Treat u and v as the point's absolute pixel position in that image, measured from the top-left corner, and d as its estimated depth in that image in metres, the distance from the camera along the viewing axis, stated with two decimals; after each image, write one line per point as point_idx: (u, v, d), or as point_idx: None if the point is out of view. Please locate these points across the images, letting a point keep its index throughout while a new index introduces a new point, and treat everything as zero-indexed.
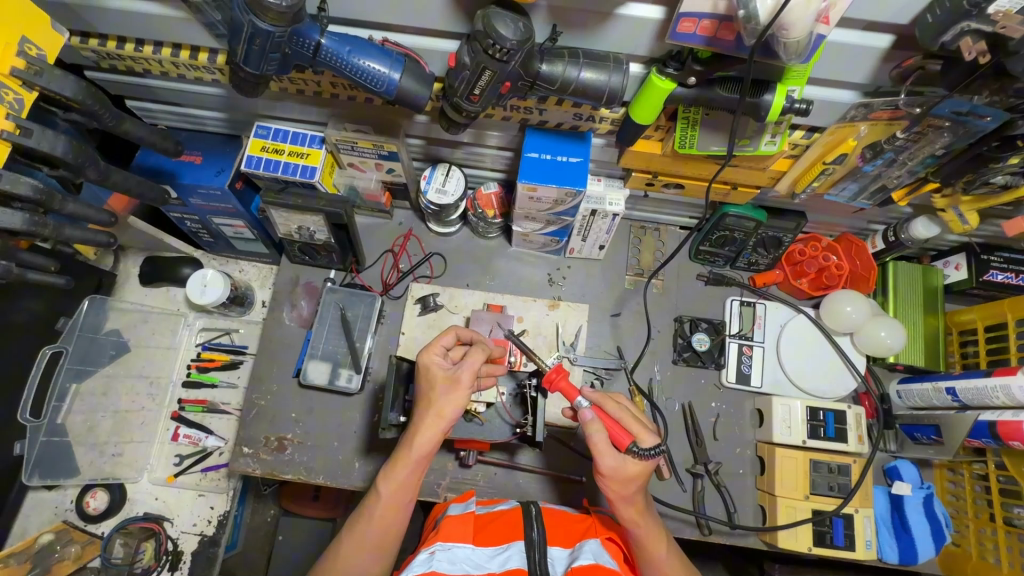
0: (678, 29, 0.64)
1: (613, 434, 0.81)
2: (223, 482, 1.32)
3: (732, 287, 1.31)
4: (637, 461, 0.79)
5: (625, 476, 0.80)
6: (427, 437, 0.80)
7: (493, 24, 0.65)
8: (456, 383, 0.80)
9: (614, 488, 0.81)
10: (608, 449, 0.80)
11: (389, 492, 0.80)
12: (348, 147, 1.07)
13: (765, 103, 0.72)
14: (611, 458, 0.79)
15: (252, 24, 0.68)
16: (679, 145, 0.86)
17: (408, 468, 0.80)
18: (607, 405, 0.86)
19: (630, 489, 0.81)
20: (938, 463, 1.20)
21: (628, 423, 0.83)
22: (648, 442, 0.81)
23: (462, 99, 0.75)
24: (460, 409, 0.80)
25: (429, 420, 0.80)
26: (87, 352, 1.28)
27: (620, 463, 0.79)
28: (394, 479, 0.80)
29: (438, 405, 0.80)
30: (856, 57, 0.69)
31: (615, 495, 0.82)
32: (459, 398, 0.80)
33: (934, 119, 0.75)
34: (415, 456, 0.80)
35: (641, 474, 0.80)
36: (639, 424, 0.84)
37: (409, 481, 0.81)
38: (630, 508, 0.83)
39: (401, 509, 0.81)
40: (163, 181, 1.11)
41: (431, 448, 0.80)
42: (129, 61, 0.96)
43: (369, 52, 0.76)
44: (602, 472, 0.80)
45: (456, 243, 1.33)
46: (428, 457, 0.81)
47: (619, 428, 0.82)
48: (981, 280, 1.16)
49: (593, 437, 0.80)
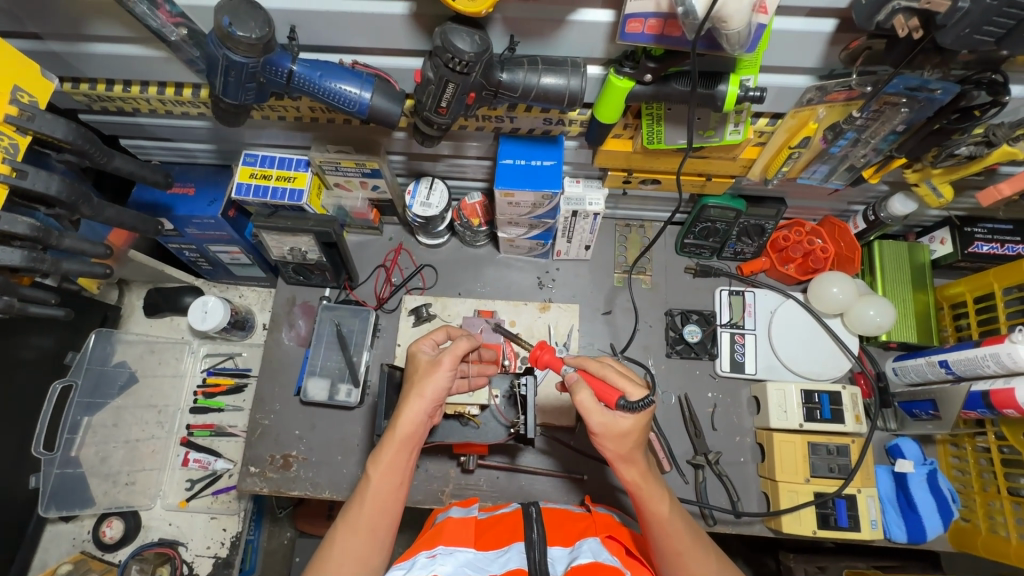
0: (627, 30, 0.67)
1: (601, 393, 0.82)
2: (233, 504, 1.35)
3: (720, 277, 1.32)
4: (628, 415, 0.79)
5: (617, 432, 0.80)
6: (411, 418, 0.81)
7: (449, 39, 0.69)
8: (436, 364, 0.82)
9: (610, 447, 0.81)
10: (596, 408, 0.80)
11: (380, 475, 0.80)
12: (333, 168, 1.10)
13: (720, 94, 0.74)
14: (599, 417, 0.80)
15: (226, 57, 0.73)
16: (647, 141, 0.89)
17: (395, 450, 0.81)
18: (590, 365, 0.87)
19: (625, 446, 0.81)
20: (940, 438, 1.19)
21: (613, 379, 0.84)
22: (636, 394, 0.80)
23: (430, 113, 0.79)
24: (442, 389, 0.82)
25: (413, 401, 0.81)
26: (98, 385, 1.30)
27: (610, 419, 0.79)
28: (383, 462, 0.80)
29: (421, 385, 0.81)
30: (803, 42, 0.71)
31: (613, 453, 0.82)
32: (441, 378, 0.81)
33: (890, 96, 0.77)
34: (401, 438, 0.81)
35: (634, 429, 0.79)
36: (625, 379, 0.83)
37: (398, 463, 0.81)
38: (631, 468, 0.82)
39: (394, 493, 0.80)
40: (159, 214, 1.16)
41: (415, 429, 0.81)
42: (119, 101, 1.01)
43: (341, 75, 0.80)
44: (594, 432, 0.81)
45: (445, 253, 1.36)
46: (415, 439, 0.82)
47: (606, 386, 0.83)
48: (967, 253, 1.17)
49: (580, 399, 0.80)
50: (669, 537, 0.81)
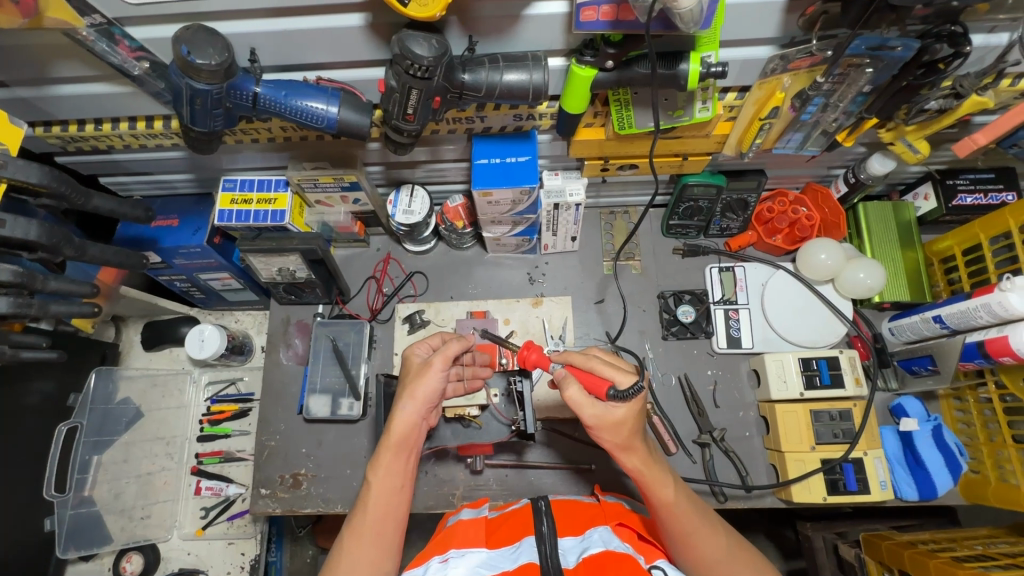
0: (582, 19, 0.68)
1: (590, 385, 0.82)
2: (249, 528, 1.38)
3: (709, 255, 1.32)
4: (620, 404, 0.79)
5: (613, 421, 0.80)
6: (405, 420, 0.81)
7: (408, 47, 0.69)
8: (428, 366, 0.83)
9: (608, 437, 0.82)
10: (586, 401, 0.82)
11: (379, 481, 0.80)
12: (312, 185, 1.11)
13: (683, 73, 0.74)
14: (592, 408, 0.81)
15: (190, 86, 0.74)
16: (618, 127, 0.89)
17: (392, 454, 0.81)
18: (576, 359, 0.86)
19: (622, 435, 0.81)
20: (943, 393, 1.19)
21: (601, 370, 0.83)
22: (625, 382, 0.80)
23: (398, 121, 0.79)
24: (434, 390, 0.82)
25: (405, 403, 0.82)
26: (103, 424, 1.32)
27: (603, 410, 0.81)
28: (381, 466, 0.81)
29: (411, 387, 0.82)
30: (759, 12, 0.71)
31: (611, 443, 0.83)
32: (432, 379, 0.82)
33: (853, 58, 0.77)
34: (396, 442, 0.82)
35: (629, 417, 0.80)
36: (613, 368, 0.83)
37: (397, 466, 0.81)
38: (632, 456, 0.83)
39: (396, 496, 0.81)
40: (146, 248, 1.17)
41: (410, 430, 0.82)
42: (93, 140, 1.01)
43: (307, 93, 0.80)
44: (590, 424, 0.82)
45: (434, 258, 1.36)
46: (412, 441, 0.83)
47: (594, 378, 0.82)
48: (951, 206, 1.17)
49: (570, 394, 0.83)
50: (676, 519, 0.81)
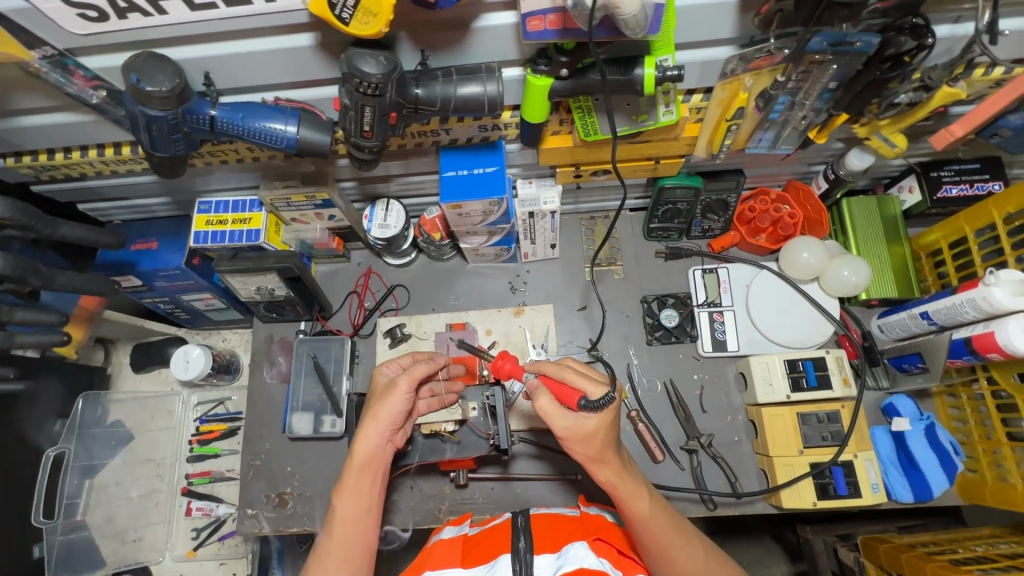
0: (529, 29, 0.67)
1: (562, 395, 0.80)
2: (240, 548, 1.39)
3: (692, 257, 1.30)
4: (592, 414, 0.77)
5: (584, 433, 0.78)
6: (369, 442, 0.82)
7: (356, 65, 0.69)
8: (392, 387, 0.83)
9: (580, 449, 0.80)
10: (558, 411, 0.79)
11: (345, 503, 0.80)
12: (285, 204, 1.11)
13: (638, 78, 0.73)
14: (563, 419, 0.79)
15: (144, 113, 0.74)
16: (584, 134, 0.89)
17: (357, 476, 0.81)
18: (549, 369, 0.84)
19: (594, 447, 0.79)
20: (937, 390, 1.16)
21: (572, 380, 0.81)
22: (597, 393, 0.79)
23: (357, 138, 0.78)
24: (398, 411, 0.82)
25: (369, 424, 0.82)
26: (92, 448, 1.32)
27: (575, 421, 0.78)
28: (347, 488, 0.81)
29: (375, 408, 0.82)
30: (713, 14, 0.70)
31: (584, 456, 0.81)
32: (396, 401, 0.82)
33: (814, 55, 0.76)
34: (361, 464, 0.81)
35: (600, 428, 0.78)
36: (585, 378, 0.81)
37: (362, 488, 0.81)
38: (605, 469, 0.81)
39: (363, 519, 0.80)
40: (126, 272, 1.17)
41: (374, 452, 0.82)
42: (65, 168, 1.02)
43: (265, 114, 0.80)
44: (561, 436, 0.80)
45: (415, 270, 1.36)
46: (377, 462, 0.82)
47: (566, 388, 0.80)
48: (936, 199, 1.14)
49: (541, 404, 0.80)
50: (652, 533, 0.79)
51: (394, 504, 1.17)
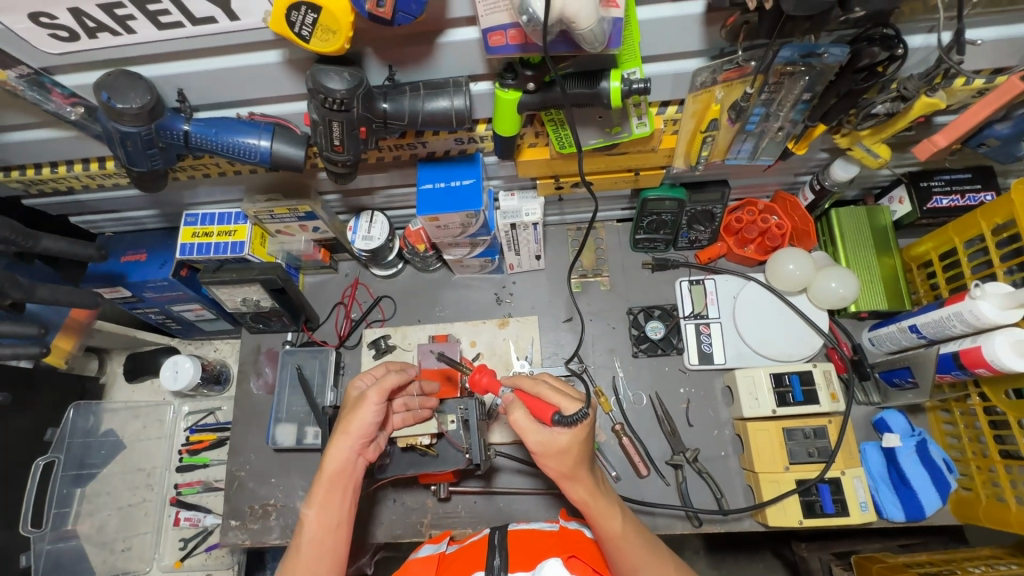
0: (491, 43, 0.66)
1: (536, 410, 0.78)
2: (226, 559, 1.39)
3: (679, 269, 1.29)
4: (565, 430, 0.76)
5: (557, 449, 0.77)
6: (338, 455, 0.81)
7: (320, 82, 0.70)
8: (363, 399, 0.82)
9: (553, 465, 0.79)
10: (532, 426, 0.79)
11: (313, 518, 0.80)
12: (268, 217, 1.12)
13: (604, 91, 0.72)
14: (536, 434, 0.78)
15: (118, 129, 0.76)
16: (559, 146, 0.89)
17: (326, 489, 0.81)
18: (524, 384, 0.82)
19: (567, 463, 0.78)
20: (930, 406, 1.13)
21: (547, 396, 0.79)
22: (571, 408, 0.76)
23: (327, 152, 0.79)
24: (369, 424, 0.81)
25: (339, 438, 0.81)
26: (83, 457, 1.33)
27: (547, 437, 0.77)
28: (315, 502, 0.81)
29: (346, 421, 0.82)
30: (678, 27, 0.70)
31: (557, 472, 0.80)
32: (367, 413, 0.81)
33: (784, 66, 0.75)
34: (330, 478, 0.81)
35: (573, 444, 0.77)
36: (560, 394, 0.79)
37: (332, 502, 0.81)
38: (577, 486, 0.79)
39: (331, 534, 0.80)
40: (116, 283, 1.19)
41: (344, 466, 0.81)
42: (52, 182, 1.04)
43: (238, 128, 0.81)
44: (535, 451, 0.79)
45: (402, 282, 1.36)
46: (347, 476, 0.82)
47: (540, 403, 0.78)
48: (926, 210, 1.11)
49: (515, 418, 0.80)
50: (622, 552, 0.78)
51: (376, 517, 1.16)
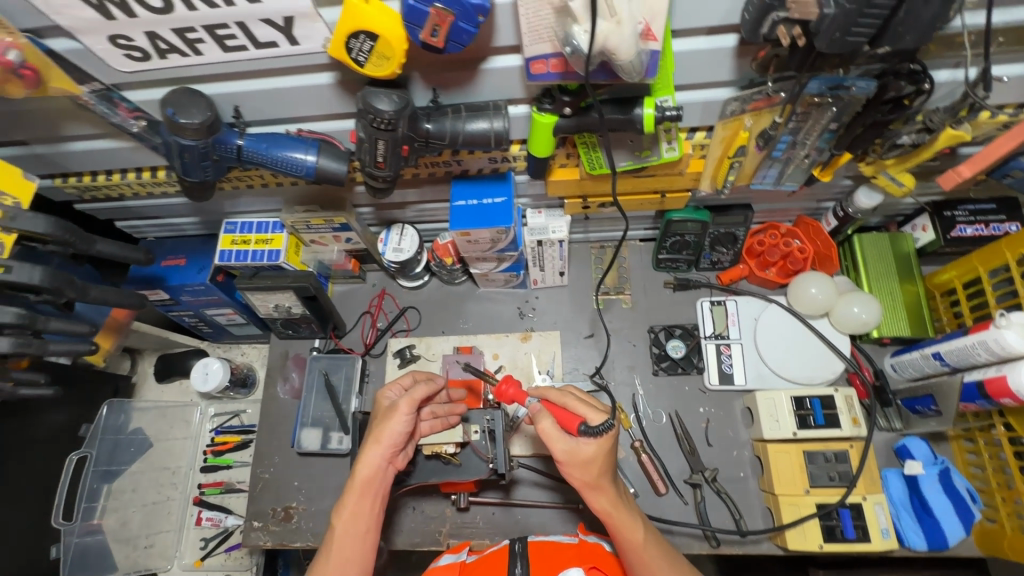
0: (533, 72, 0.70)
1: (562, 420, 0.81)
2: (245, 560, 1.41)
3: (700, 289, 1.31)
4: (591, 440, 0.77)
5: (581, 459, 0.79)
6: (370, 463, 0.84)
7: (370, 102, 0.74)
8: (394, 409, 0.85)
9: (577, 475, 0.80)
10: (557, 435, 0.80)
11: (343, 525, 0.82)
12: (305, 227, 1.17)
13: (638, 117, 0.76)
14: (562, 444, 0.80)
15: (178, 142, 0.81)
16: (589, 168, 0.92)
17: (357, 497, 0.83)
18: (551, 394, 0.85)
19: (591, 473, 0.79)
20: (953, 434, 1.13)
21: (574, 406, 0.82)
22: (597, 419, 0.79)
23: (370, 168, 0.83)
24: (399, 433, 0.84)
25: (371, 446, 0.84)
26: (113, 453, 1.38)
27: (573, 446, 0.79)
28: (346, 510, 0.83)
29: (378, 431, 0.85)
30: (712, 59, 0.73)
31: (580, 482, 0.81)
32: (397, 423, 0.84)
33: (813, 97, 0.78)
34: (361, 484, 0.83)
35: (598, 454, 0.78)
36: (586, 405, 0.82)
37: (363, 509, 0.83)
38: (601, 496, 0.80)
39: (359, 541, 0.81)
40: (155, 286, 1.24)
41: (375, 473, 0.84)
42: (105, 189, 1.10)
43: (287, 144, 0.86)
44: (560, 460, 0.80)
45: (427, 293, 1.40)
46: (376, 483, 0.84)
47: (567, 413, 0.81)
48: (949, 238, 1.13)
49: (542, 426, 0.82)
50: (644, 564, 0.79)
51: (396, 524, 1.18)
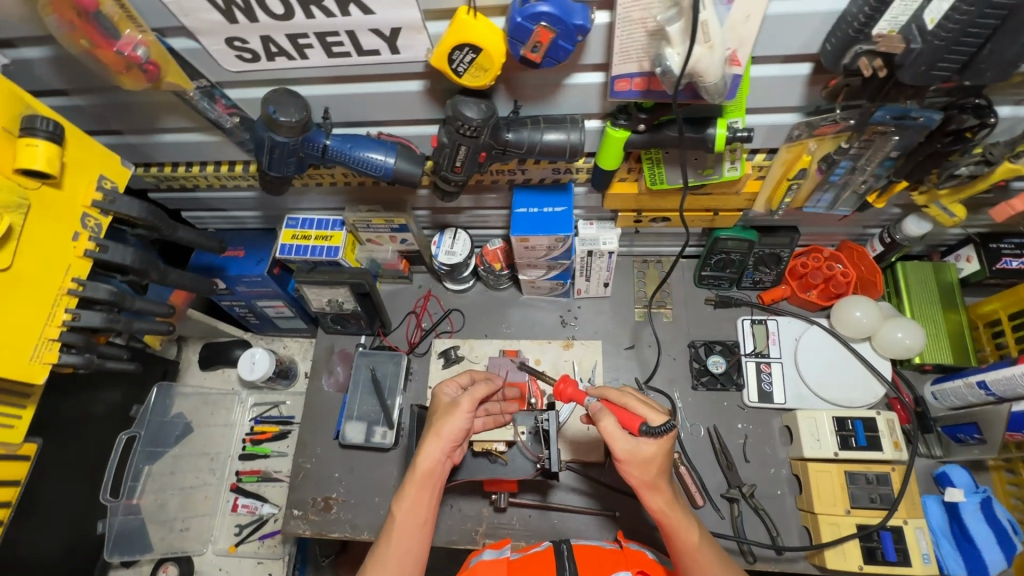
0: (616, 89, 0.75)
1: (623, 419, 0.85)
2: (278, 549, 1.45)
3: (741, 307, 1.34)
4: (651, 440, 0.81)
5: (641, 459, 0.82)
6: (430, 456, 0.87)
7: (460, 110, 0.78)
8: (455, 405, 0.89)
9: (635, 474, 0.83)
10: (620, 434, 0.83)
11: (404, 514, 0.85)
12: (365, 226, 1.22)
13: (710, 137, 0.80)
14: (624, 442, 0.82)
15: (271, 138, 0.85)
16: (650, 183, 0.96)
17: (417, 488, 0.86)
18: (612, 395, 0.90)
19: (649, 473, 0.83)
20: (993, 463, 1.14)
21: (634, 407, 0.87)
22: (657, 420, 0.83)
23: (447, 172, 0.88)
24: (459, 429, 0.87)
25: (432, 440, 0.87)
26: (158, 435, 1.40)
27: (634, 446, 0.82)
28: (406, 500, 0.86)
29: (439, 425, 0.88)
30: (785, 85, 0.77)
31: (638, 481, 0.84)
32: (458, 419, 0.88)
33: (878, 126, 0.81)
34: (422, 476, 0.87)
35: (658, 454, 0.82)
36: (646, 406, 0.86)
37: (422, 501, 0.86)
38: (657, 496, 0.84)
39: (417, 531, 0.84)
40: (214, 275, 1.29)
41: (435, 466, 0.87)
42: (182, 180, 1.15)
43: (368, 145, 0.90)
44: (619, 458, 0.83)
45: (471, 297, 1.43)
46: (435, 477, 0.87)
47: (627, 413, 0.85)
48: (995, 270, 1.15)
49: (604, 426, 0.84)
50: (698, 564, 0.82)
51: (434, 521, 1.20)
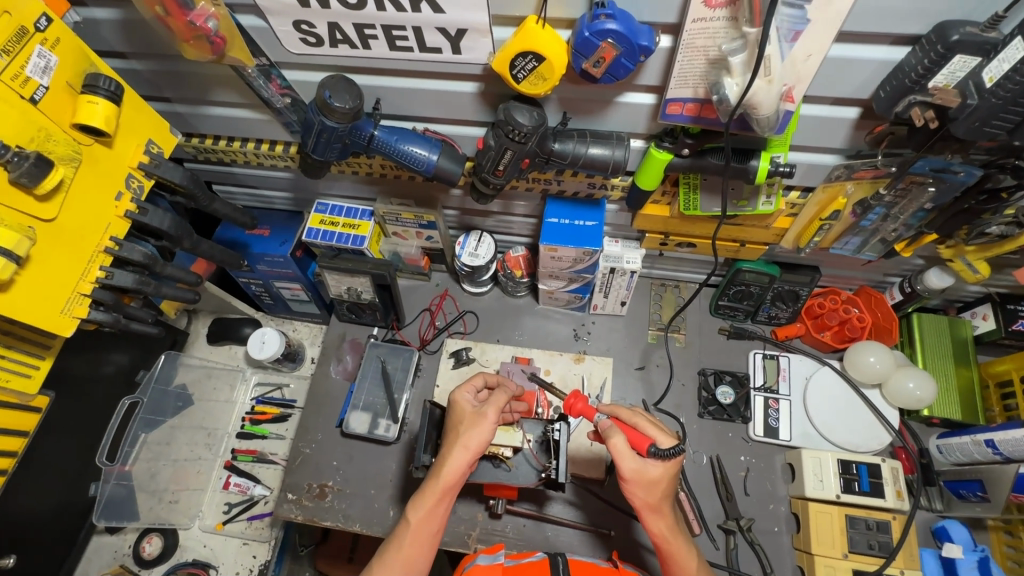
0: (667, 111, 0.77)
1: (633, 439, 0.85)
2: (265, 532, 1.42)
3: (754, 340, 1.34)
4: (658, 462, 0.81)
5: (648, 480, 0.82)
6: (455, 467, 0.86)
7: (512, 115, 0.80)
8: (482, 416, 0.88)
9: (640, 495, 0.83)
10: (628, 453, 0.83)
11: (418, 521, 0.86)
12: (394, 218, 1.24)
13: (752, 168, 0.82)
14: (631, 461, 0.82)
15: (321, 122, 0.85)
16: (684, 208, 0.97)
17: (433, 502, 0.86)
18: (622, 413, 0.91)
19: (654, 495, 0.82)
20: (993, 524, 1.13)
21: (644, 428, 0.87)
22: (666, 443, 0.84)
23: (488, 174, 0.89)
24: (485, 441, 0.87)
25: (458, 451, 0.87)
26: (158, 404, 1.41)
27: (640, 466, 0.82)
28: (422, 509, 0.86)
29: (466, 437, 0.87)
30: (831, 126, 0.79)
31: (642, 502, 0.83)
32: (483, 432, 0.87)
33: (916, 176, 0.83)
34: (445, 486, 0.86)
35: (664, 477, 0.82)
36: (656, 428, 0.87)
37: (438, 511, 0.87)
38: (660, 520, 0.84)
39: (428, 538, 0.86)
40: (238, 250, 1.30)
41: (458, 478, 0.86)
42: (220, 153, 1.17)
43: (414, 140, 0.92)
44: (624, 477, 0.82)
45: (487, 301, 1.44)
46: (456, 488, 0.87)
47: (638, 433, 0.85)
48: (1010, 330, 1.17)
49: (614, 443, 0.83)
50: None
51: None
